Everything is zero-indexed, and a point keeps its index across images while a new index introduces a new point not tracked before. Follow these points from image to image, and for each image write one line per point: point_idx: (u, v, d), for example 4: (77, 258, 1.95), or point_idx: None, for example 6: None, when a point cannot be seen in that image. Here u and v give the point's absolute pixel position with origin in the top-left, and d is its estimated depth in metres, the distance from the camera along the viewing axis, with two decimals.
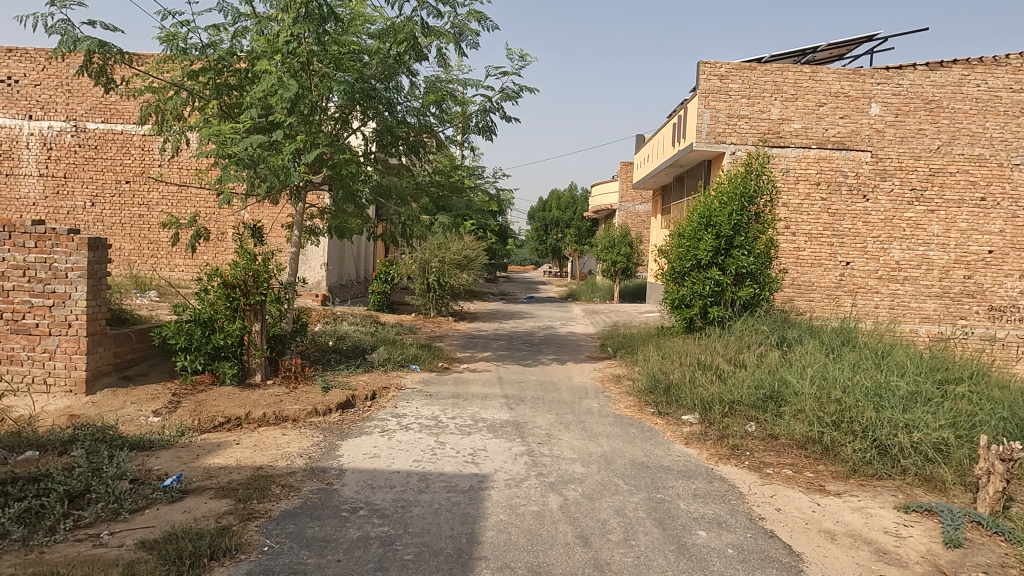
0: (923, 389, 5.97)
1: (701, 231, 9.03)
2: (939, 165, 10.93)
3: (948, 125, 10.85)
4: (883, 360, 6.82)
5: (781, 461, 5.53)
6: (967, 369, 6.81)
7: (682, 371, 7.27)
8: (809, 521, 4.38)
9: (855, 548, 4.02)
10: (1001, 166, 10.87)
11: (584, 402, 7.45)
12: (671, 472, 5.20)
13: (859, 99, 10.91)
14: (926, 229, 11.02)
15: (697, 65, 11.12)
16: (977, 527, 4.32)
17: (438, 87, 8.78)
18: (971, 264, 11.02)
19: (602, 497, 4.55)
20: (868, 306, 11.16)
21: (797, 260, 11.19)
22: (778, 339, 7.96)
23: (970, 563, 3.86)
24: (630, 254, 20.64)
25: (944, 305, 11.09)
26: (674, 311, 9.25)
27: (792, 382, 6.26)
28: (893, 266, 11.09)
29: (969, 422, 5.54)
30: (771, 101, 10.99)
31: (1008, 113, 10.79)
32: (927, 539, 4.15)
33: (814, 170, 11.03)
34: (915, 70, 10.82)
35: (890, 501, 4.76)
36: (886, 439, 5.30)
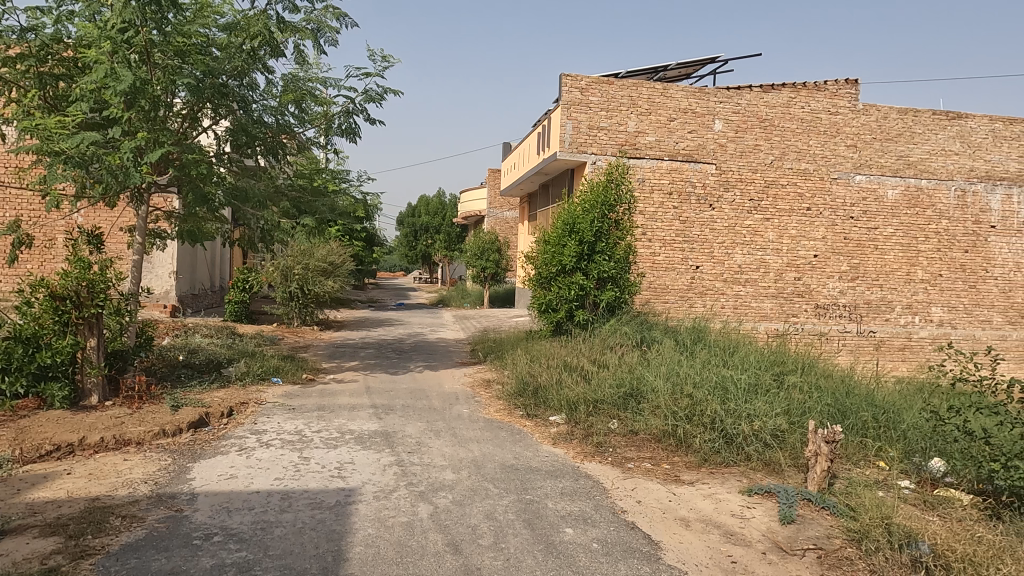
0: (762, 381, 6.56)
1: (566, 237, 9.28)
2: (772, 178, 12.09)
3: (779, 142, 12.03)
4: (729, 356, 7.42)
5: (640, 455, 5.85)
6: (799, 361, 7.60)
7: (549, 374, 7.48)
8: (666, 510, 4.66)
9: (707, 532, 4.32)
10: (822, 179, 12.26)
11: (454, 408, 7.45)
12: (539, 472, 5.32)
13: (704, 115, 11.81)
14: (762, 235, 12.13)
15: (559, 77, 11.44)
16: (808, 503, 4.79)
17: (297, 85, 8.43)
18: (800, 267, 12.30)
19: (473, 502, 4.55)
20: (716, 307, 12.05)
21: (653, 265, 11.84)
22: (638, 339, 8.41)
23: (803, 537, 4.27)
24: (499, 259, 20.95)
25: (779, 304, 12.25)
26: (541, 315, 9.50)
27: (650, 380, 6.62)
28: (736, 269, 12.08)
29: (801, 409, 6.18)
30: (628, 114, 11.59)
31: (826, 133, 12.19)
32: (766, 518, 4.55)
33: (666, 180, 11.76)
34: (751, 91, 11.91)
35: (735, 486, 5.18)
36: (731, 430, 5.74)
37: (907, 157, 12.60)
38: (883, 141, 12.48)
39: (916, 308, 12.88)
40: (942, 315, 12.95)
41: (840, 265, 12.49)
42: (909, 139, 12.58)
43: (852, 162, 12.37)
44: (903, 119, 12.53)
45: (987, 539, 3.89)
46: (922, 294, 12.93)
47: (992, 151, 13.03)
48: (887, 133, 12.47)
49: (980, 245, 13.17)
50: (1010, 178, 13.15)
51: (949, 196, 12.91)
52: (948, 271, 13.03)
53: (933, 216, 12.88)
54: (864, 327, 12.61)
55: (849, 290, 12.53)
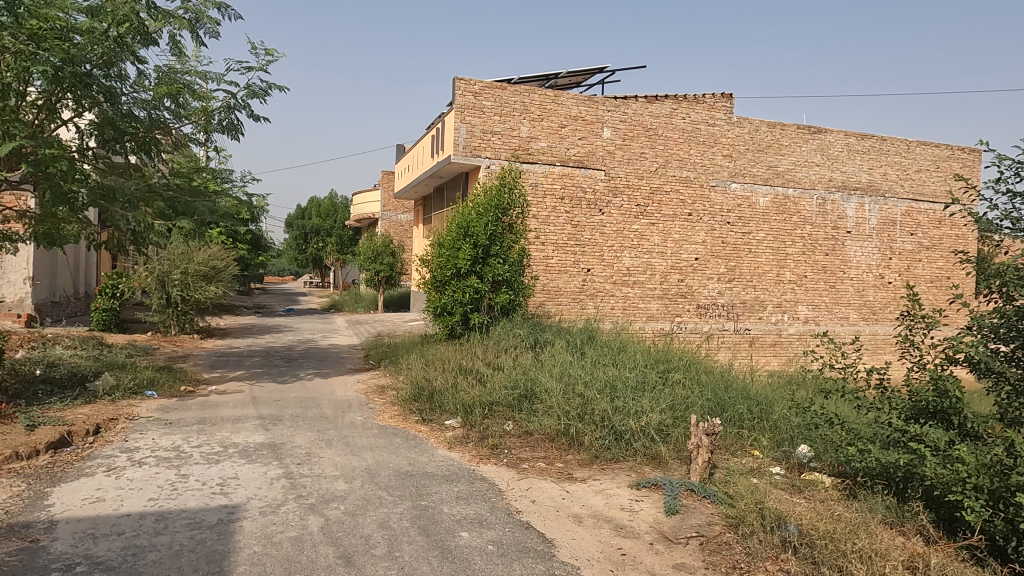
0: (648, 378, 6.85)
1: (460, 240, 9.34)
2: (657, 184, 12.69)
3: (663, 150, 12.65)
4: (618, 355, 7.70)
5: (535, 455, 5.94)
6: (682, 359, 8.01)
7: (444, 378, 7.45)
8: (559, 508, 4.76)
9: (598, 527, 4.46)
10: (702, 187, 13.01)
11: (346, 416, 7.24)
12: (435, 477, 5.28)
13: (593, 123, 12.19)
14: (648, 239, 12.69)
15: (452, 80, 11.39)
16: (690, 494, 5.05)
17: (172, 78, 7.92)
18: (683, 269, 12.98)
19: (366, 512, 4.44)
20: (606, 308, 12.43)
21: (546, 268, 12.03)
22: (532, 341, 8.54)
23: (686, 526, 4.51)
24: (393, 262, 20.63)
25: (664, 305, 12.85)
26: (436, 319, 9.45)
27: (543, 381, 6.75)
28: (625, 272, 12.55)
29: (684, 404, 6.52)
30: (520, 120, 11.76)
31: (705, 143, 12.97)
32: (653, 510, 4.76)
33: (558, 185, 12.02)
34: (636, 101, 12.45)
35: (625, 481, 5.38)
36: (620, 426, 5.96)
37: (775, 167, 13.64)
38: (755, 152, 13.43)
39: (785, 307, 13.95)
40: (807, 312, 14.12)
41: (718, 267, 13.30)
42: (778, 151, 13.62)
43: (728, 171, 13.23)
44: (772, 132, 13.56)
45: (845, 516, 4.26)
46: (790, 294, 14.02)
47: (847, 163, 14.35)
48: (758, 145, 13.43)
49: (839, 249, 14.47)
50: (862, 188, 14.54)
51: (812, 204, 14.10)
52: (812, 272, 14.22)
53: (798, 222, 14.00)
54: (740, 325, 13.50)
55: (726, 290, 13.37)
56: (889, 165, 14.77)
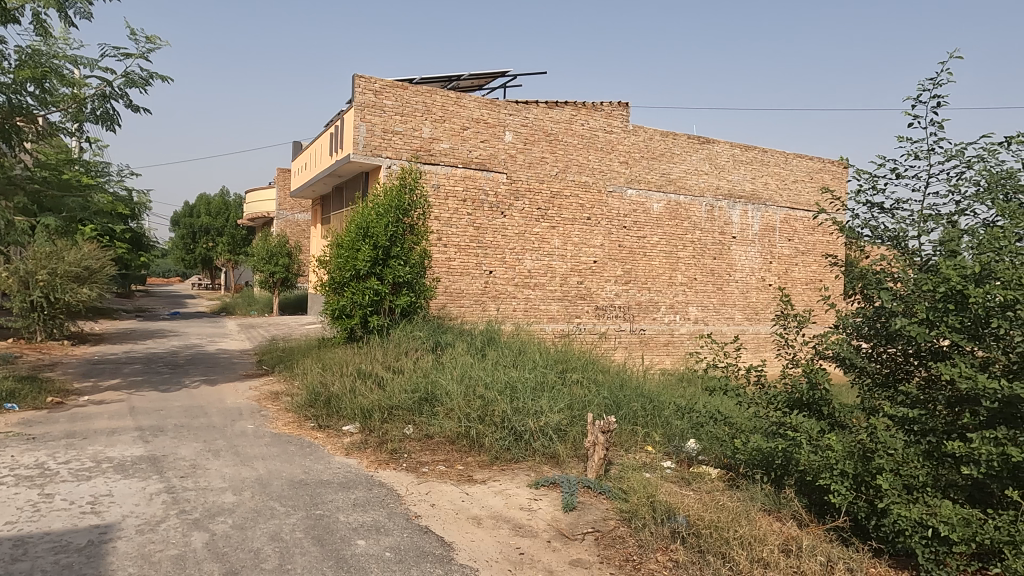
0: (547, 378, 6.98)
1: (360, 241, 9.11)
2: (557, 189, 12.95)
3: (563, 155, 12.95)
4: (518, 356, 7.79)
5: (435, 458, 5.90)
6: (581, 358, 8.21)
7: (342, 382, 7.25)
8: (458, 511, 4.74)
9: (497, 527, 4.49)
10: (599, 192, 13.41)
11: (237, 424, 6.88)
12: (331, 485, 5.12)
13: (495, 126, 12.28)
14: (549, 242, 12.92)
15: (352, 77, 11.10)
16: (587, 490, 5.18)
17: (36, 61, 7.24)
18: (582, 271, 13.31)
19: (255, 524, 4.24)
20: (508, 310, 12.50)
21: (448, 269, 11.92)
22: (433, 343, 8.46)
23: (583, 522, 4.62)
24: (289, 263, 19.85)
25: (564, 306, 13.11)
26: (334, 321, 9.18)
27: (444, 383, 6.71)
28: (526, 274, 12.69)
29: (581, 403, 6.69)
30: (422, 121, 11.63)
31: (603, 150, 13.40)
32: (551, 508, 4.83)
33: (460, 187, 11.97)
34: (537, 106, 12.66)
35: (524, 480, 5.44)
36: (520, 427, 6.02)
37: (668, 175, 14.29)
38: (649, 159, 14.02)
39: (677, 308, 14.63)
40: (696, 313, 14.89)
41: (616, 270, 13.74)
42: (670, 159, 14.29)
43: (625, 177, 13.72)
44: (665, 141, 14.21)
45: (728, 506, 4.51)
46: (682, 296, 14.72)
47: (733, 172, 15.26)
48: (652, 153, 14.03)
49: (725, 253, 15.35)
50: (746, 196, 15.52)
51: (702, 210, 14.88)
52: (701, 275, 15.00)
53: (689, 228, 14.73)
54: (636, 325, 14.02)
55: (623, 292, 13.84)
56: (769, 175, 15.83)
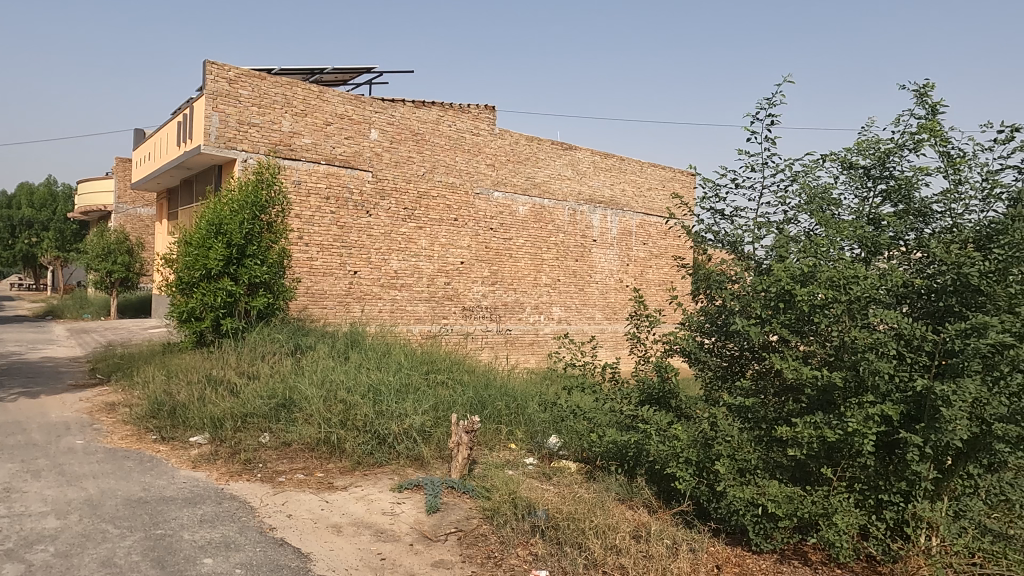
0: (413, 380, 6.90)
1: (212, 238, 8.52)
2: (424, 189, 12.86)
3: (430, 156, 12.90)
4: (383, 358, 7.65)
5: (293, 467, 5.64)
6: (446, 359, 8.22)
7: (190, 390, 6.74)
8: (318, 520, 4.57)
9: (358, 534, 4.37)
10: (466, 194, 13.51)
11: (63, 441, 6.18)
12: (175, 502, 4.74)
13: (360, 123, 11.97)
14: (415, 242, 12.78)
15: (203, 63, 10.35)
16: (451, 490, 5.19)
17: None
18: (449, 272, 13.31)
19: (83, 551, 3.83)
20: (373, 311, 12.19)
21: (310, 270, 11.37)
22: (292, 346, 8.09)
23: (446, 523, 4.62)
24: (129, 262, 18.15)
25: (431, 307, 13.01)
26: (182, 325, 8.52)
27: (303, 388, 6.43)
28: (393, 275, 12.45)
29: (447, 404, 6.68)
30: (282, 113, 11.07)
31: (469, 152, 13.52)
32: (414, 511, 4.79)
33: (323, 185, 11.51)
34: (404, 105, 12.52)
35: (387, 484, 5.34)
36: (383, 430, 5.91)
37: (533, 179, 14.70)
38: (515, 163, 14.34)
39: (542, 308, 15.05)
40: (559, 313, 15.41)
41: (482, 271, 13.89)
42: (535, 164, 14.71)
43: (491, 180, 13.93)
44: (530, 146, 14.60)
45: (585, 498, 4.70)
46: (546, 296, 15.17)
47: (593, 178, 15.98)
48: (517, 157, 14.36)
49: (586, 255, 16.02)
50: (605, 202, 16.31)
51: (564, 214, 15.43)
52: (564, 276, 15.55)
53: (553, 231, 15.22)
54: (502, 325, 14.24)
55: (489, 293, 14.01)
56: (626, 183, 16.75)
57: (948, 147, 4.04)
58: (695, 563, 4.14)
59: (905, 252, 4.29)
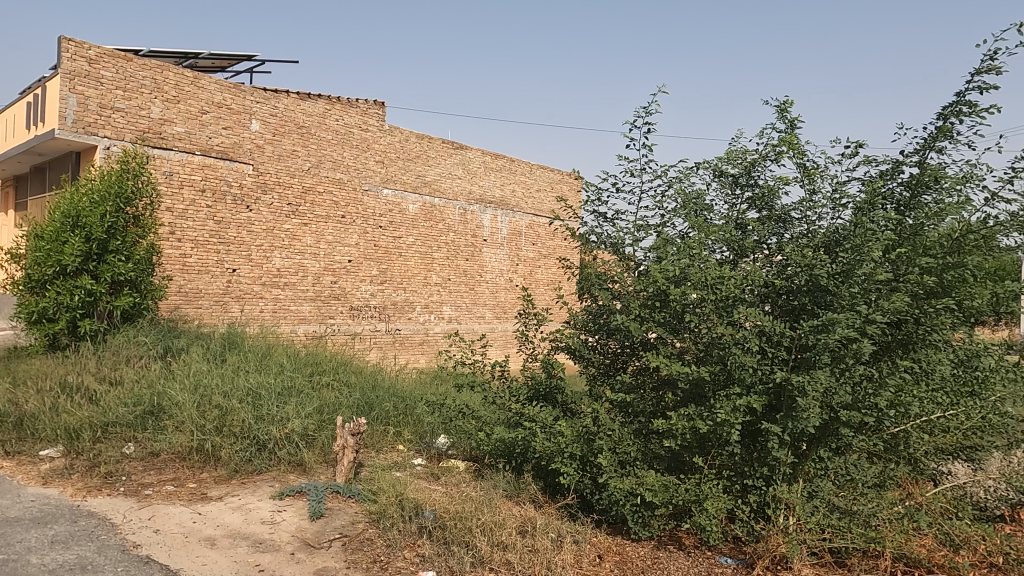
0: (296, 382, 6.64)
1: (68, 232, 7.76)
2: (310, 184, 12.41)
3: (315, 150, 12.47)
4: (264, 360, 7.30)
5: (161, 478, 5.26)
6: (331, 360, 7.97)
7: (40, 398, 6.10)
8: (189, 534, 4.29)
9: (234, 546, 4.15)
10: (354, 190, 13.18)
11: None
12: (21, 523, 4.27)
13: (239, 113, 11.36)
14: (300, 240, 12.29)
15: (58, 39, 9.39)
16: (336, 495, 5.04)
17: None
18: (336, 271, 12.91)
19: None
20: (254, 311, 11.57)
21: (183, 267, 10.61)
22: (162, 349, 7.53)
23: (330, 529, 4.48)
24: None
25: (316, 307, 12.54)
26: (31, 327, 7.71)
27: (173, 393, 6.00)
28: (275, 273, 11.89)
29: (331, 407, 6.48)
30: (151, 99, 10.25)
31: (358, 147, 13.20)
32: (296, 518, 4.60)
33: (198, 176, 10.81)
34: (288, 96, 12.02)
35: (267, 492, 5.10)
36: (263, 435, 5.64)
37: (423, 177, 14.59)
38: (404, 161, 14.17)
39: (432, 308, 14.95)
40: (450, 312, 15.38)
41: (371, 270, 13.58)
42: (425, 162, 14.60)
43: (380, 177, 13.68)
44: (420, 144, 14.47)
45: (472, 496, 4.72)
46: (436, 296, 15.08)
47: (484, 178, 16.09)
48: (407, 154, 14.19)
49: (477, 255, 16.10)
50: (495, 202, 16.48)
51: (455, 213, 15.43)
52: (454, 275, 15.53)
53: (443, 230, 15.17)
54: (391, 325, 14.00)
55: (378, 292, 13.73)
56: (516, 184, 16.99)
57: (805, 159, 4.41)
58: (578, 554, 4.27)
59: (768, 255, 4.64)
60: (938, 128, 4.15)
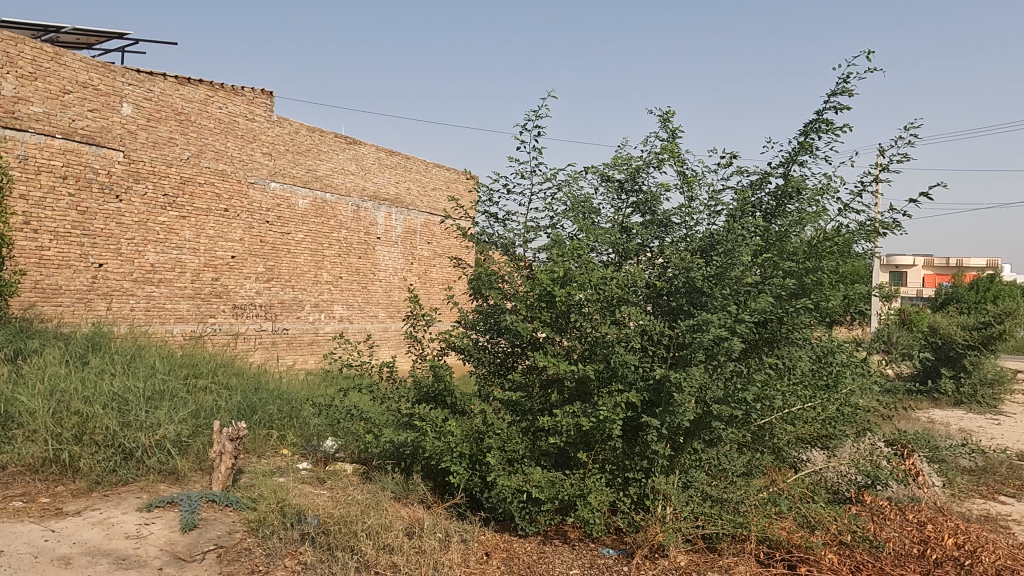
0: (170, 386, 6.19)
1: None
2: (189, 174, 11.65)
3: (196, 138, 11.74)
4: (133, 362, 6.76)
5: (8, 494, 4.75)
6: (209, 362, 7.51)
7: None
8: (40, 554, 3.90)
9: (93, 565, 3.82)
10: (239, 182, 12.53)
11: None
12: None
13: (108, 95, 10.47)
14: (177, 233, 11.51)
15: None
16: (211, 505, 4.75)
17: None
18: (218, 267, 12.19)
19: None
20: (124, 310, 10.71)
21: (40, 261, 9.65)
22: (11, 352, 6.79)
23: (203, 540, 4.22)
24: None
25: (195, 305, 11.78)
26: None
27: (23, 400, 5.43)
28: (148, 268, 11.06)
29: (208, 411, 6.12)
30: (3, 74, 9.19)
31: (243, 138, 12.56)
32: (165, 531, 4.30)
33: (59, 162, 9.86)
34: (165, 80, 11.23)
35: (133, 505, 4.73)
36: (130, 443, 5.22)
37: (314, 171, 14.12)
38: (294, 154, 13.64)
39: (322, 307, 14.47)
40: (341, 311, 14.95)
41: (256, 266, 12.95)
42: (316, 156, 14.13)
43: (267, 169, 13.09)
44: (311, 137, 13.98)
45: (359, 499, 4.60)
46: (326, 294, 14.62)
47: (378, 175, 15.78)
48: (297, 147, 13.67)
49: (370, 253, 15.77)
50: (389, 199, 16.22)
51: (347, 210, 15.04)
52: (346, 273, 15.13)
53: (334, 226, 14.74)
54: (278, 325, 13.40)
55: (264, 290, 13.11)
56: (411, 181, 16.80)
57: (684, 168, 4.65)
58: (466, 553, 4.28)
59: (650, 257, 4.85)
60: (801, 143, 4.49)
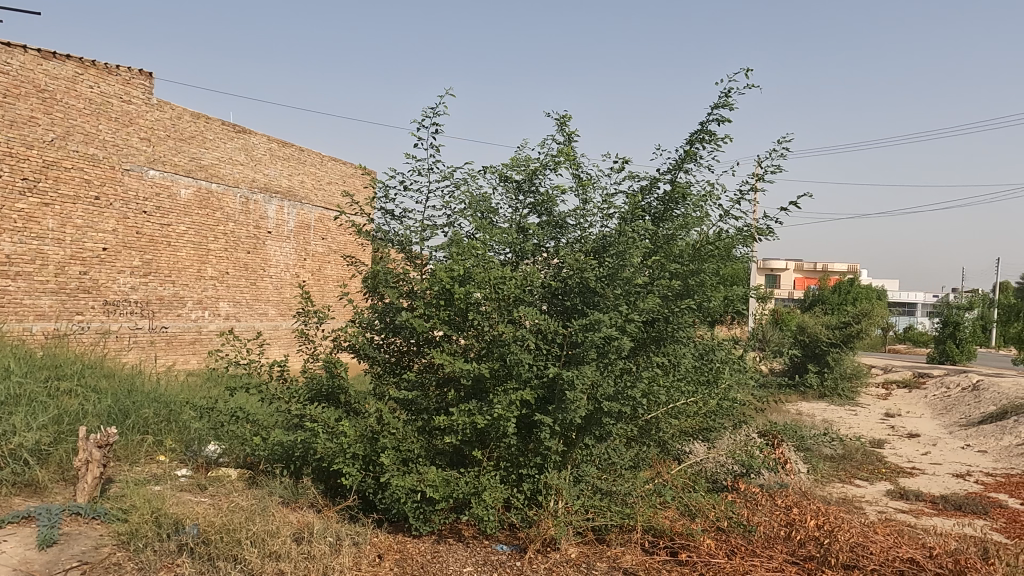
0: (27, 390, 5.63)
1: None
2: (53, 158, 10.64)
3: (62, 119, 10.76)
4: None
5: None
6: (75, 363, 6.89)
7: None
8: None
9: None
10: (112, 169, 11.59)
11: None
12: None
13: None
14: (39, 222, 10.48)
15: None
16: (76, 518, 4.36)
17: None
18: (87, 260, 11.21)
19: None
20: None
21: None
22: None
23: (65, 557, 3.85)
24: None
25: (59, 301, 10.78)
26: None
27: None
28: (3, 260, 10.01)
29: (72, 416, 5.62)
30: None
31: (118, 121, 11.64)
32: (19, 549, 3.89)
33: None
34: (25, 53, 10.25)
35: None
36: None
37: (198, 160, 13.31)
38: (176, 140, 12.80)
39: (206, 303, 13.64)
40: (227, 309, 14.16)
41: (132, 260, 12.02)
42: (201, 144, 13.33)
43: (145, 156, 12.20)
44: (195, 123, 13.19)
45: (243, 506, 4.38)
46: (211, 290, 13.80)
47: (269, 166, 15.10)
48: (180, 133, 12.84)
49: (259, 247, 15.06)
50: (281, 192, 15.57)
51: (235, 202, 14.29)
52: (233, 269, 14.36)
53: (221, 219, 13.95)
54: (156, 323, 12.50)
55: (140, 286, 12.19)
56: (305, 174, 16.22)
57: (579, 171, 4.78)
58: (357, 556, 4.18)
59: (545, 258, 4.95)
60: (686, 152, 4.74)
